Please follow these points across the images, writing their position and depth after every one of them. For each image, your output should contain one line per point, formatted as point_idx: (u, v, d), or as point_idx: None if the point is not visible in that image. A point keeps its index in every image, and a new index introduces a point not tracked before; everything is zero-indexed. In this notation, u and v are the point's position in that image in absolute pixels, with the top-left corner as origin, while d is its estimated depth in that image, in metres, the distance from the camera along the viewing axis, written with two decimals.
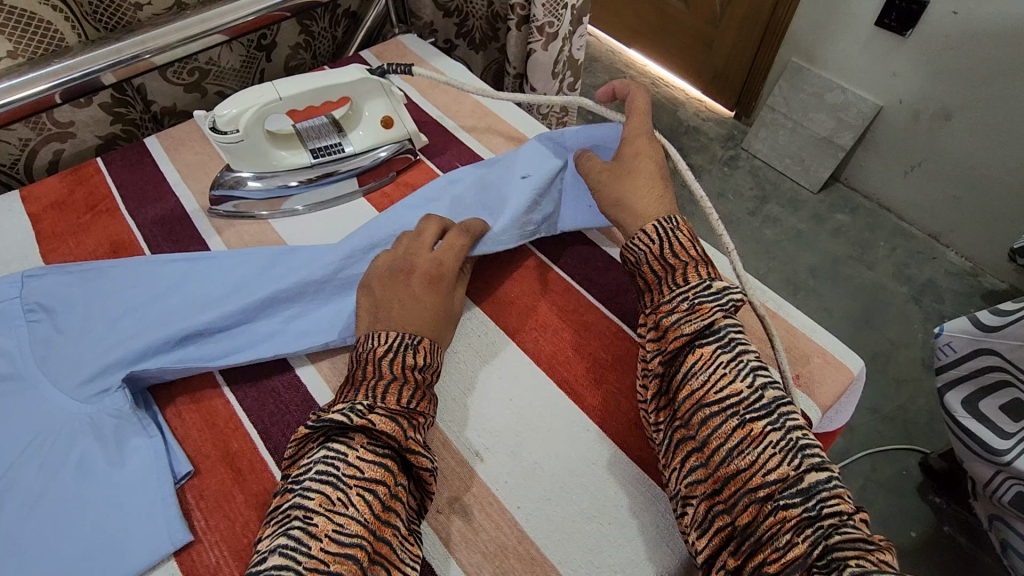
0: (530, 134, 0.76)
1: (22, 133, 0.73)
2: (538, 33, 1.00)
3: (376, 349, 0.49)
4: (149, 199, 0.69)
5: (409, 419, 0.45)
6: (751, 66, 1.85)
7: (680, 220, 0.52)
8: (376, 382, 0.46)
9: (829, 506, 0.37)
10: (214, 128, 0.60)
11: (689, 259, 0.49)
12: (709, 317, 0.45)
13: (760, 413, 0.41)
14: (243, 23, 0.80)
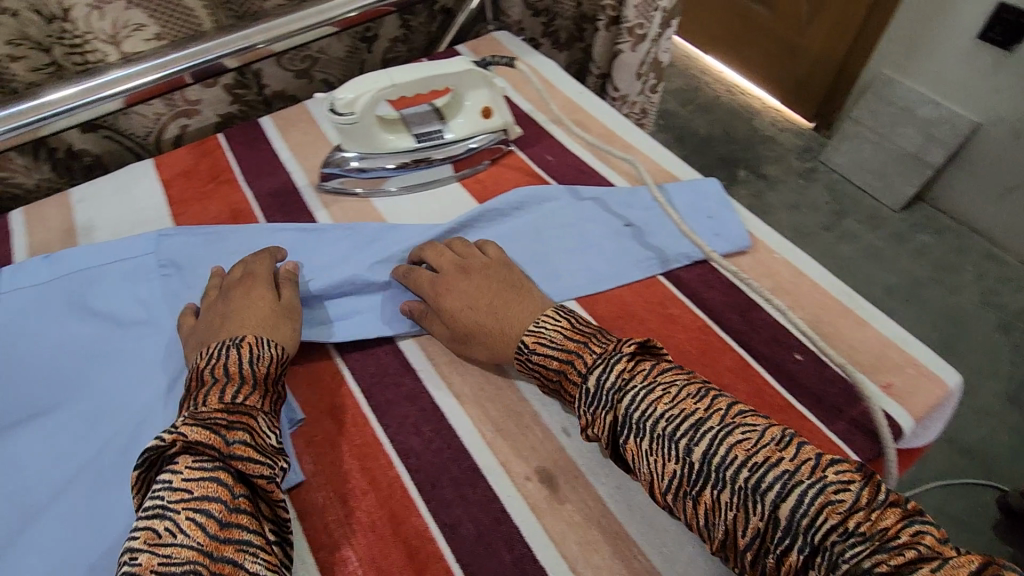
0: (620, 131, 0.77)
1: (158, 108, 0.81)
2: (628, 34, 1.00)
3: (200, 364, 0.50)
4: (265, 173, 0.75)
5: (229, 420, 0.45)
6: (836, 76, 1.80)
7: (528, 339, 0.52)
8: (198, 393, 0.47)
9: (828, 534, 0.37)
10: (332, 109, 0.64)
11: (559, 369, 0.50)
12: (608, 424, 0.45)
13: (698, 482, 0.41)
14: (356, 15, 0.86)
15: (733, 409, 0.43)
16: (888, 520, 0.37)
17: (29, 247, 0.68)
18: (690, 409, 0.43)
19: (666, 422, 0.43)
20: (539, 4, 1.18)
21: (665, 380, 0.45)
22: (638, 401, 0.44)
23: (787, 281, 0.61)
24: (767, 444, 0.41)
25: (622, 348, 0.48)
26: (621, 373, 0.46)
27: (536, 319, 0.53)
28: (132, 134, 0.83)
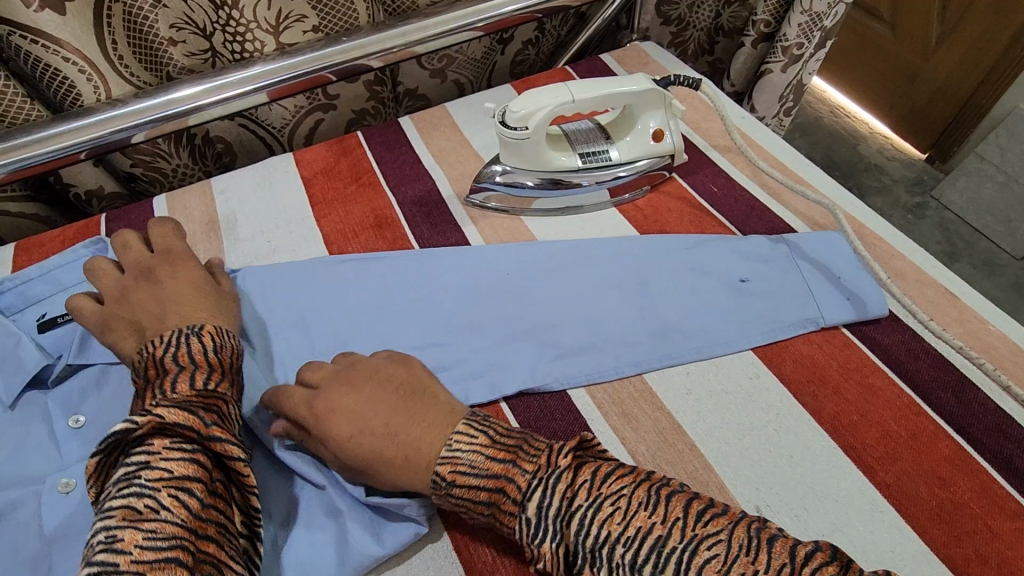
0: (792, 165, 0.71)
1: (298, 100, 0.79)
2: (782, 53, 0.93)
3: (156, 351, 0.45)
4: (409, 179, 0.71)
5: (202, 404, 0.41)
6: (962, 107, 1.67)
7: (443, 468, 0.40)
8: (164, 378, 0.42)
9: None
10: (504, 122, 0.61)
11: (489, 501, 0.39)
12: (557, 558, 0.35)
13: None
14: (505, 17, 0.82)
15: (689, 515, 0.34)
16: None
17: None
18: (647, 526, 0.34)
19: (624, 548, 0.34)
20: (671, 11, 1.08)
21: (614, 490, 0.36)
22: (584, 523, 0.35)
23: (1007, 360, 0.53)
24: (741, 556, 0.32)
25: (557, 458, 0.38)
26: (564, 494, 0.36)
27: (448, 436, 0.41)
28: (268, 125, 0.81)
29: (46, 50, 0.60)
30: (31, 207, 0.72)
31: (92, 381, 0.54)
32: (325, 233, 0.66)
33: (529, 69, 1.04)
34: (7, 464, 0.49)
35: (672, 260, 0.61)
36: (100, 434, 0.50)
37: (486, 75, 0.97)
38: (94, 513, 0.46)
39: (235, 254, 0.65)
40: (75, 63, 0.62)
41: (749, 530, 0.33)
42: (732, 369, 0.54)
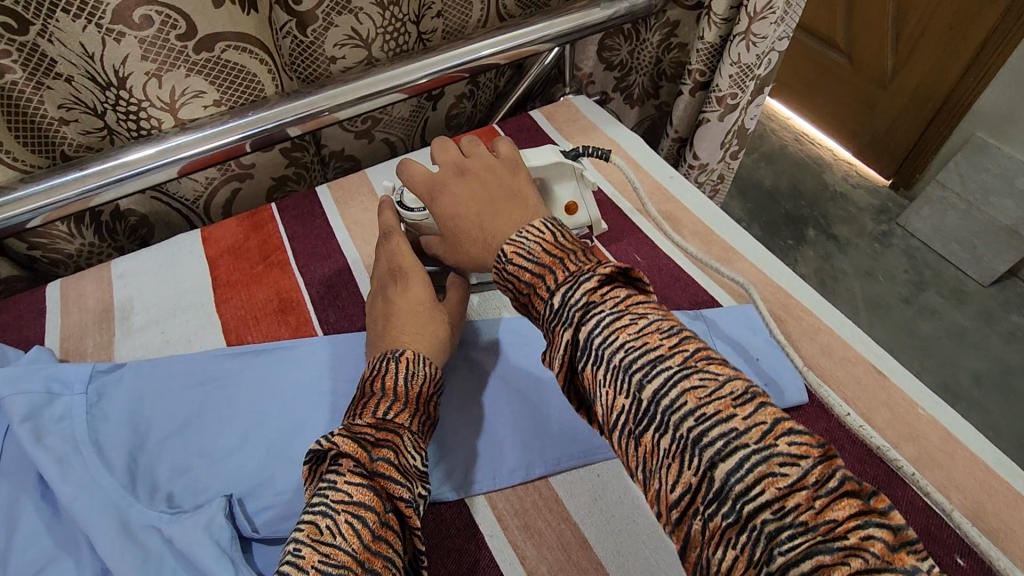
0: (718, 230, 0.68)
1: (209, 172, 0.75)
2: (717, 103, 0.90)
3: (362, 374, 0.48)
4: (319, 256, 0.68)
5: (377, 437, 0.42)
6: (922, 134, 1.65)
7: (506, 249, 0.43)
8: (356, 402, 0.45)
9: (758, 504, 0.29)
10: (401, 205, 0.58)
11: (530, 283, 0.41)
12: (564, 344, 0.37)
13: (642, 426, 0.33)
14: (426, 79, 0.79)
15: (698, 351, 0.34)
16: (839, 512, 0.28)
17: (60, 331, 0.62)
18: (653, 344, 0.35)
19: (622, 353, 0.35)
20: (614, 57, 1.07)
21: (638, 310, 0.37)
22: (598, 324, 0.36)
23: (936, 449, 0.50)
24: (725, 397, 0.32)
25: (598, 269, 0.38)
26: (590, 294, 0.37)
27: (522, 230, 0.44)
28: (180, 197, 0.77)
29: None
30: None
31: None
32: (224, 321, 0.62)
33: (466, 122, 1.01)
34: None
35: None
36: None
37: (420, 131, 0.94)
38: None
39: (125, 349, 0.60)
40: None
41: (753, 391, 0.33)
42: None
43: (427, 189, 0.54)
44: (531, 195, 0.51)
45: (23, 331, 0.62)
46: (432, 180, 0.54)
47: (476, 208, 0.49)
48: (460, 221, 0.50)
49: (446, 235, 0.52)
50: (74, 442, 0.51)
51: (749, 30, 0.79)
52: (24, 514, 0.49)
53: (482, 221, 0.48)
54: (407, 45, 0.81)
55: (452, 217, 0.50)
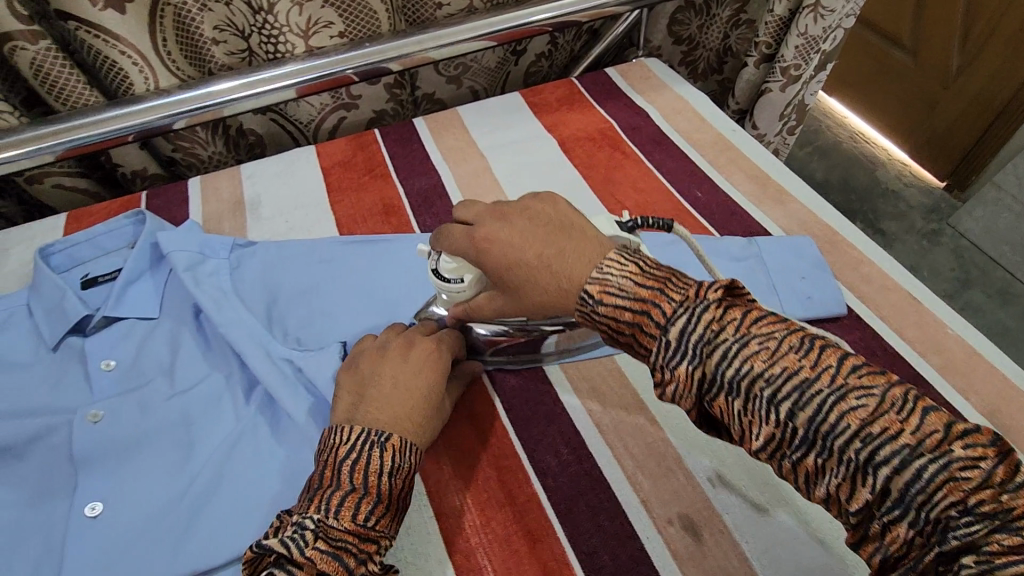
0: (775, 175, 0.75)
1: (323, 99, 0.86)
2: (781, 74, 0.97)
3: (338, 447, 0.43)
4: (417, 172, 0.78)
5: (360, 546, 0.40)
6: (982, 136, 1.66)
7: (591, 288, 0.42)
8: (332, 493, 0.41)
9: (934, 506, 0.31)
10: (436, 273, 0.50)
11: (632, 322, 0.40)
12: (693, 380, 0.37)
13: (801, 450, 0.34)
14: (518, 29, 0.88)
15: (843, 366, 0.35)
16: (1019, 500, 0.30)
17: (201, 213, 0.74)
18: (794, 367, 0.35)
19: (765, 383, 0.35)
20: (682, 32, 1.13)
21: (764, 332, 0.37)
22: (726, 355, 0.36)
23: (960, 361, 0.56)
24: (885, 413, 0.33)
25: (706, 291, 0.39)
26: (709, 324, 0.37)
27: (598, 263, 0.43)
28: (295, 120, 0.89)
29: (107, 44, 0.69)
30: (83, 182, 0.81)
31: (125, 331, 0.61)
32: (337, 216, 0.73)
33: (541, 80, 1.10)
34: (49, 395, 0.56)
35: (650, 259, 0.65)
36: (125, 377, 0.57)
37: (501, 83, 1.03)
38: (115, 439, 0.52)
39: (256, 230, 0.72)
40: (129, 57, 0.70)
41: (905, 395, 0.33)
42: None
43: (472, 244, 0.47)
44: (582, 220, 0.47)
45: (172, 211, 0.74)
46: (476, 230, 0.47)
47: (540, 252, 0.45)
48: (504, 241, 0.46)
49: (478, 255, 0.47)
50: (224, 289, 0.63)
51: (818, 2, 0.86)
52: (185, 342, 0.60)
53: (551, 260, 0.44)
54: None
55: (513, 260, 0.45)
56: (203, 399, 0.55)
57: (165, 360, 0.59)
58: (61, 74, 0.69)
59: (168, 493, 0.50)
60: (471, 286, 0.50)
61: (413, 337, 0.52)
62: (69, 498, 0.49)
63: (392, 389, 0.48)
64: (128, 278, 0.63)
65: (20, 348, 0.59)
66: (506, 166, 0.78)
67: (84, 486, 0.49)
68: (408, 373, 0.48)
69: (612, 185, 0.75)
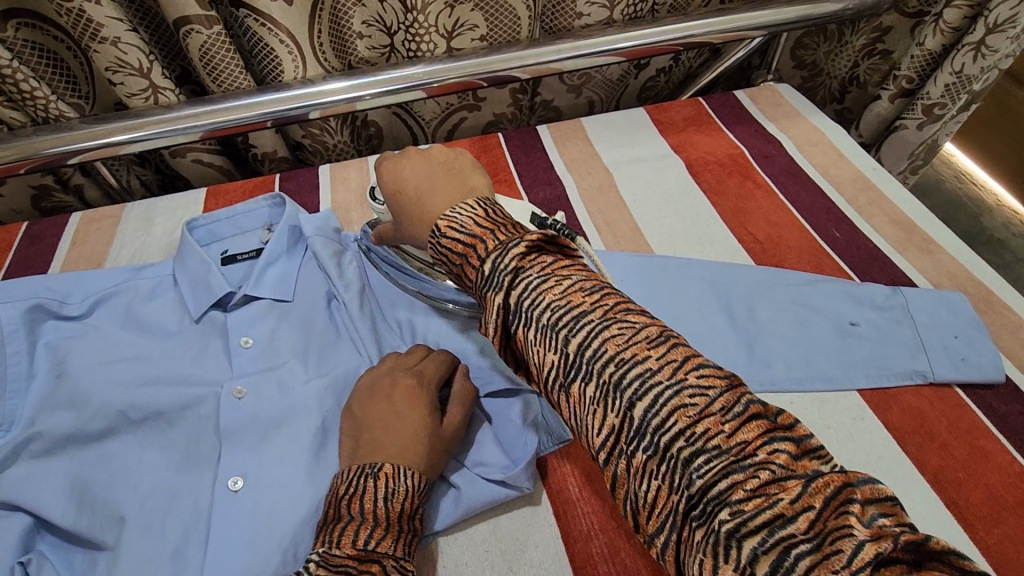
0: (921, 223, 0.71)
1: (451, 98, 0.88)
2: (922, 111, 0.92)
3: (337, 489, 0.44)
4: (541, 181, 0.78)
5: (359, 569, 0.38)
6: None
7: (441, 224, 0.43)
8: (333, 527, 0.41)
9: (732, 513, 0.28)
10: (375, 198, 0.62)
11: (463, 255, 0.41)
12: (494, 308, 0.38)
13: (635, 445, 0.32)
14: (655, 45, 0.87)
15: (687, 361, 0.33)
16: (815, 496, 0.27)
17: (331, 201, 0.76)
18: (642, 355, 0.33)
19: (614, 367, 0.34)
20: (806, 57, 1.11)
21: (625, 320, 0.36)
22: (588, 334, 0.35)
23: None
24: (713, 415, 0.31)
25: (524, 237, 0.39)
26: (516, 260, 0.38)
27: (455, 205, 0.44)
28: (419, 117, 0.90)
29: (270, 32, 0.71)
30: (218, 159, 0.84)
31: (262, 311, 0.63)
32: None
33: (655, 96, 1.08)
34: (191, 365, 0.59)
35: (786, 297, 0.62)
36: (262, 356, 0.59)
37: (617, 97, 1.02)
38: (257, 417, 0.54)
39: None
40: (286, 45, 0.73)
41: (742, 400, 0.31)
42: (839, 408, 0.55)
43: (377, 172, 0.53)
44: (475, 170, 0.51)
45: (303, 197, 0.77)
46: (386, 163, 0.53)
47: (420, 185, 0.49)
48: (412, 189, 0.50)
49: (394, 204, 0.51)
50: (359, 280, 0.64)
51: (982, 42, 0.81)
52: (318, 327, 0.62)
53: (425, 196, 0.48)
54: (640, 12, 0.89)
55: (400, 187, 0.51)
56: (335, 386, 0.57)
57: (299, 343, 0.61)
58: (224, 58, 0.72)
59: (302, 478, 0.51)
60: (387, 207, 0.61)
61: (396, 373, 0.52)
62: (213, 468, 0.52)
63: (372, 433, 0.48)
64: (267, 260, 0.65)
65: (166, 315, 0.62)
66: (632, 185, 0.77)
67: (227, 460, 0.52)
68: (394, 411, 0.49)
69: (744, 216, 0.72)
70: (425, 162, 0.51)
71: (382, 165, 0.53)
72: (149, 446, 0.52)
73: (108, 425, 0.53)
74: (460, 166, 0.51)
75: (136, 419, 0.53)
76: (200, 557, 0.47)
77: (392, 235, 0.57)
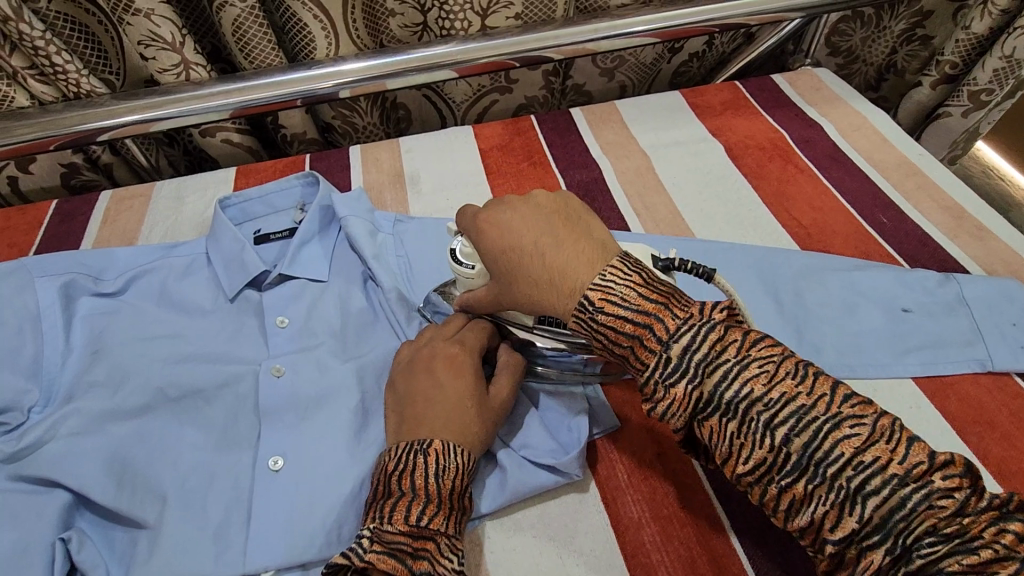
0: (971, 208, 0.69)
1: (483, 80, 0.86)
2: (967, 97, 0.90)
3: (386, 463, 0.44)
4: (577, 164, 0.76)
5: (414, 546, 0.39)
6: None
7: (593, 294, 0.40)
8: (384, 502, 0.41)
9: (852, 473, 0.33)
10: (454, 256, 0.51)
11: (632, 334, 0.39)
12: (655, 365, 0.37)
13: (814, 481, 0.33)
14: (692, 27, 0.85)
15: (837, 394, 0.35)
16: (906, 456, 0.32)
17: (363, 182, 0.75)
18: (723, 339, 0.36)
19: (712, 366, 0.36)
20: (842, 43, 1.06)
21: (856, 413, 0.34)
22: (693, 338, 0.36)
23: None
24: (880, 442, 0.33)
25: (714, 316, 0.38)
26: (714, 346, 0.36)
27: (601, 268, 0.41)
28: (449, 98, 0.89)
29: (303, 7, 0.70)
30: (247, 139, 0.83)
31: (297, 291, 0.62)
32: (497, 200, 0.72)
33: (686, 82, 1.06)
34: (228, 344, 0.57)
35: (835, 283, 0.61)
36: (299, 336, 0.58)
37: (649, 82, 1.00)
38: (296, 396, 0.53)
39: (417, 206, 0.72)
40: (319, 20, 0.72)
41: (803, 367, 0.36)
42: (893, 397, 0.53)
43: (475, 225, 0.48)
44: (590, 216, 0.46)
45: (335, 177, 0.76)
46: (481, 213, 0.48)
47: (538, 240, 0.44)
48: (523, 245, 0.44)
49: (501, 271, 0.46)
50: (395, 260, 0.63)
51: None
52: (354, 307, 0.61)
53: (545, 248, 0.43)
54: None
55: (506, 245, 0.45)
56: (373, 367, 0.56)
57: (336, 322, 0.60)
58: (256, 33, 0.71)
59: (343, 459, 0.50)
60: (480, 276, 0.50)
61: (434, 346, 0.51)
62: (252, 448, 0.50)
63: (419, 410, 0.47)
64: (302, 239, 0.64)
65: (200, 293, 0.61)
66: (671, 169, 0.75)
67: (267, 440, 0.50)
68: (437, 385, 0.48)
69: (787, 200, 0.70)
70: (529, 216, 0.46)
71: (478, 222, 0.48)
72: (187, 424, 0.51)
73: (147, 402, 0.52)
74: (564, 209, 0.46)
75: (175, 397, 0.52)
76: (242, 537, 0.46)
77: (492, 303, 0.49)
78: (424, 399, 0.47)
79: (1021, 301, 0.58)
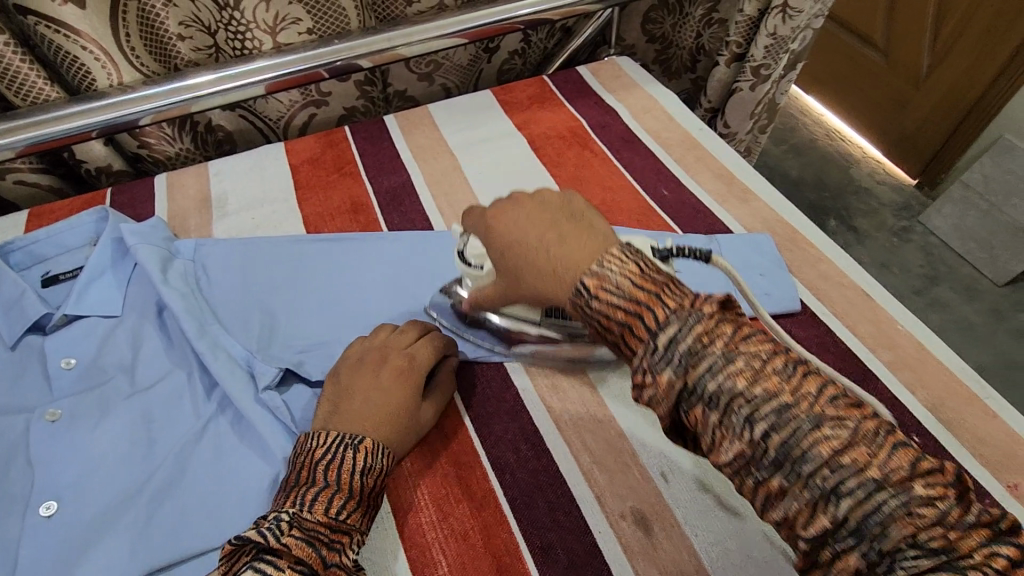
0: (740, 175, 0.76)
1: (293, 96, 0.87)
2: (751, 73, 0.99)
3: (312, 451, 0.45)
4: (386, 170, 0.78)
5: (330, 537, 0.41)
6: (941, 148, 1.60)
7: (590, 283, 0.38)
8: (306, 489, 0.42)
9: (827, 457, 0.31)
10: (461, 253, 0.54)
11: (623, 321, 0.37)
12: (608, 300, 0.37)
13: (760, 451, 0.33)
14: (492, 27, 0.88)
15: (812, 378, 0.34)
16: (877, 445, 0.31)
17: (166, 210, 0.73)
18: (682, 307, 0.36)
19: (653, 313, 0.36)
20: (656, 31, 1.13)
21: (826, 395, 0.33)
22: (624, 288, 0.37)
23: (911, 357, 0.58)
24: (841, 430, 0.32)
25: (700, 298, 0.36)
26: (699, 336, 0.34)
27: (597, 255, 0.39)
28: (265, 116, 0.89)
29: (68, 40, 0.68)
30: (46, 179, 0.80)
31: (85, 330, 0.60)
32: (305, 214, 0.73)
33: (515, 78, 1.10)
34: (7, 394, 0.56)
35: None
36: (86, 375, 0.57)
37: (473, 81, 1.03)
38: (74, 437, 0.53)
39: (222, 228, 0.72)
40: (91, 52, 0.70)
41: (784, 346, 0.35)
42: None
43: (483, 222, 0.46)
44: (594, 211, 0.43)
45: (137, 208, 0.74)
46: (489, 212, 0.46)
47: (554, 264, 0.41)
48: (526, 259, 0.43)
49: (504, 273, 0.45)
50: (190, 286, 0.63)
51: (786, 4, 0.88)
52: (147, 338, 0.60)
53: (552, 246, 0.41)
54: None
55: (512, 243, 0.44)
56: (163, 397, 0.56)
57: (126, 357, 0.59)
58: (23, 70, 0.69)
59: (123, 491, 0.50)
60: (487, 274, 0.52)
61: (389, 350, 0.52)
62: (25, 497, 0.49)
63: (358, 416, 0.47)
64: (90, 275, 0.62)
65: None
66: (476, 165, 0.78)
67: (42, 486, 0.50)
68: (379, 389, 0.49)
69: (580, 183, 0.76)
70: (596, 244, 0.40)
71: (487, 220, 0.46)
72: None
73: None
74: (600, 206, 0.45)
75: None
76: None
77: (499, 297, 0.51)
78: (362, 399, 0.48)
79: (767, 253, 0.66)
